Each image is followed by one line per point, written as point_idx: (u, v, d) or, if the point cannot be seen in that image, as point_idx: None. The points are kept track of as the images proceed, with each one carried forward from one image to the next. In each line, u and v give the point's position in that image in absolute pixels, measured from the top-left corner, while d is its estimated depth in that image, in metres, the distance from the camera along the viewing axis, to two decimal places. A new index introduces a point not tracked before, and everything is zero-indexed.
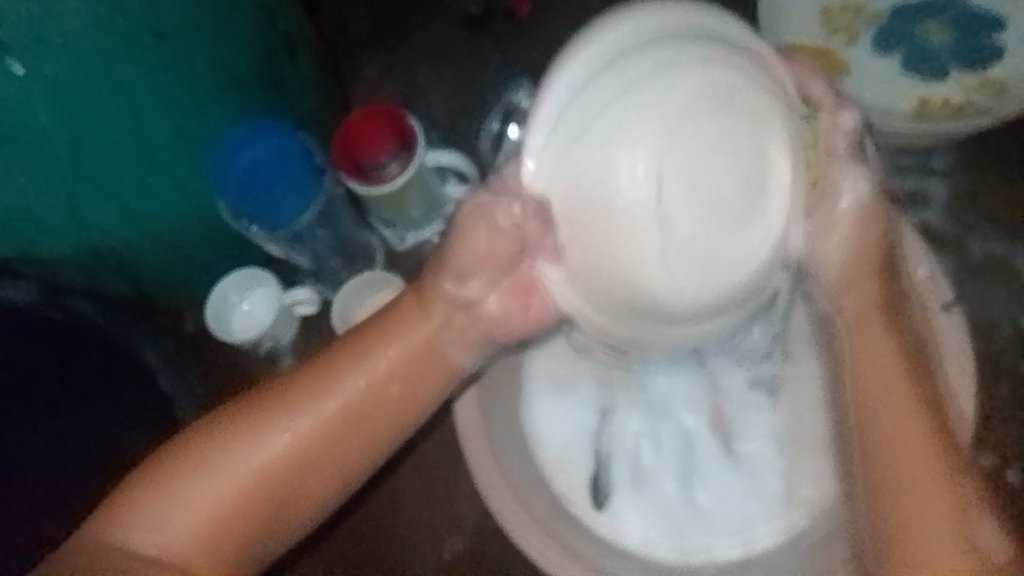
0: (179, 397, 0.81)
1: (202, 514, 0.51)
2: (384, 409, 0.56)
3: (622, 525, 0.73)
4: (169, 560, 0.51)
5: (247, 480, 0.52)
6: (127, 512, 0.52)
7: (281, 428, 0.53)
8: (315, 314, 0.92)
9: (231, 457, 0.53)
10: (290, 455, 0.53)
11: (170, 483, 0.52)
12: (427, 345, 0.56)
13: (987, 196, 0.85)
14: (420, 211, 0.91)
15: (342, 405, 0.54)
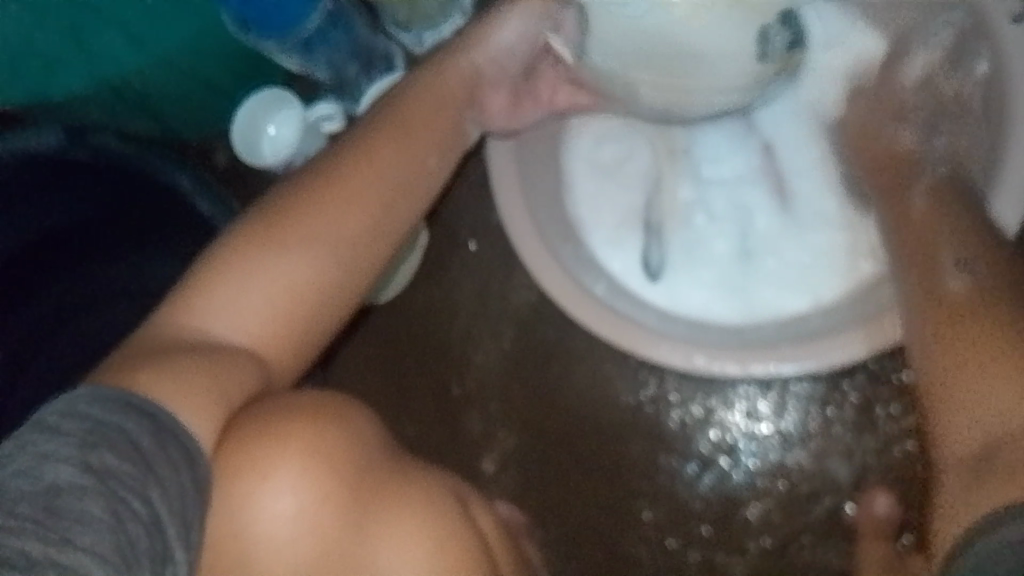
0: (220, 220, 0.74)
1: (279, 293, 0.53)
2: (429, 172, 0.62)
3: (676, 290, 0.75)
4: (253, 341, 0.52)
5: (315, 260, 0.54)
6: (200, 300, 0.52)
7: (351, 191, 0.57)
8: (343, 132, 0.89)
9: (302, 230, 0.55)
10: (355, 221, 0.57)
11: (245, 262, 0.53)
12: (442, 122, 0.64)
13: None
14: (436, 4, 0.84)
15: (391, 175, 0.59)
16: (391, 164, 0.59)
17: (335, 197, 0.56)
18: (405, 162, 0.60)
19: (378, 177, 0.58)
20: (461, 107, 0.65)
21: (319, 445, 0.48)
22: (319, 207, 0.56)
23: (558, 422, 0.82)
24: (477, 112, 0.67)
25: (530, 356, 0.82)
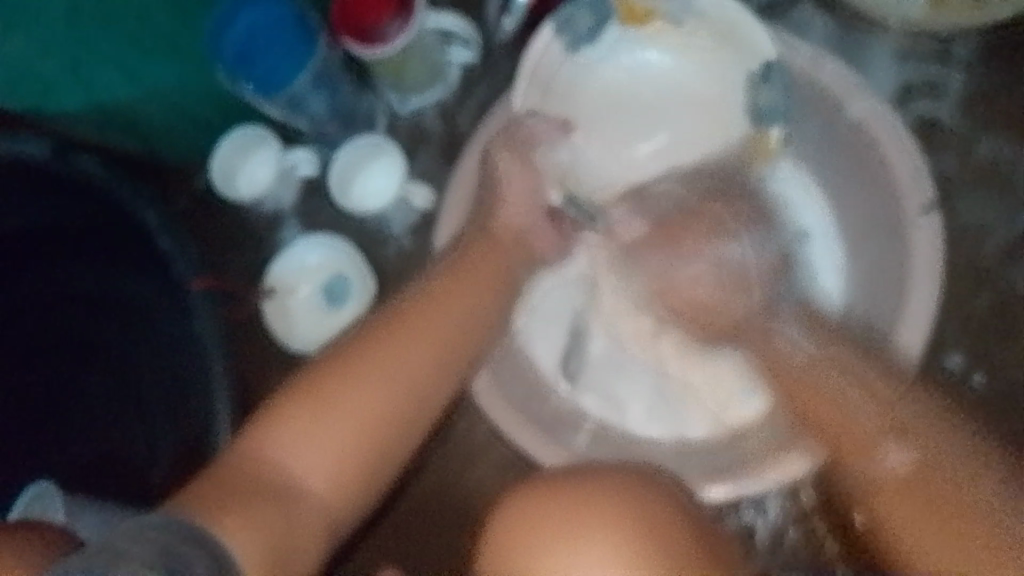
0: (175, 260, 0.78)
1: (337, 442, 0.65)
2: (470, 327, 0.73)
3: (586, 400, 0.78)
4: (323, 482, 0.64)
5: (375, 400, 0.67)
6: (280, 446, 0.64)
7: (415, 325, 0.71)
8: (313, 178, 0.92)
9: (376, 368, 0.68)
10: (401, 374, 0.69)
11: (318, 405, 0.66)
12: (484, 283, 0.75)
13: (1004, 94, 0.78)
14: (423, 77, 0.90)
15: (441, 324, 0.72)
16: (448, 318, 0.72)
17: (402, 336, 0.70)
18: (434, 323, 0.72)
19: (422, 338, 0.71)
20: (510, 254, 0.77)
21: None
22: (396, 341, 0.70)
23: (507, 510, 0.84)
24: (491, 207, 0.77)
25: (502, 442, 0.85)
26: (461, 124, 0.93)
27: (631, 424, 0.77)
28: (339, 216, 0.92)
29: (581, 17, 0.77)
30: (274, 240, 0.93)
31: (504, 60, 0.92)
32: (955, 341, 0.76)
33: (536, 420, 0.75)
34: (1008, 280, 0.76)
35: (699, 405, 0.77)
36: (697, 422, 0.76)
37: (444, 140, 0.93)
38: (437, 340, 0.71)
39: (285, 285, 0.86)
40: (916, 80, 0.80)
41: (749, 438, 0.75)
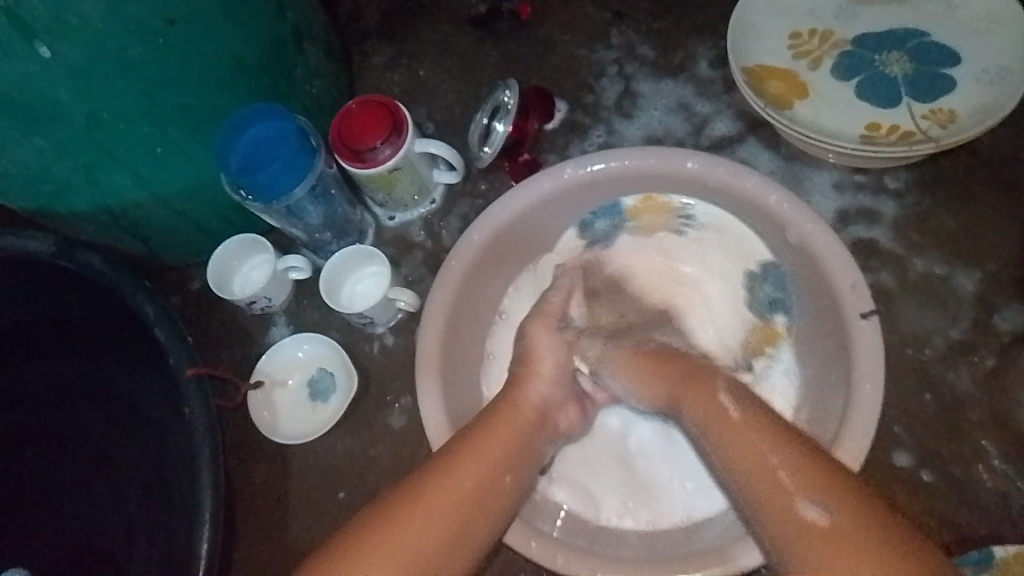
0: (171, 348, 0.82)
1: None
2: (497, 485, 0.66)
3: (557, 492, 0.80)
4: None
5: (399, 564, 0.59)
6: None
7: (441, 477, 0.64)
8: (305, 282, 0.99)
9: (397, 530, 0.60)
10: (423, 536, 0.60)
11: None
12: (508, 437, 0.69)
13: (933, 219, 0.88)
14: (411, 193, 0.98)
15: (465, 482, 0.64)
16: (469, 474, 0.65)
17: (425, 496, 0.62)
18: (449, 497, 0.63)
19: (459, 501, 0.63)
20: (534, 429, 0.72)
21: None
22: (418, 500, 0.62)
23: None
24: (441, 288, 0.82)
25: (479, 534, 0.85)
26: (445, 237, 1.00)
27: (605, 516, 0.79)
28: (327, 318, 0.97)
29: (599, 221, 0.87)
30: (263, 340, 0.97)
31: (485, 180, 1.01)
32: (905, 441, 0.81)
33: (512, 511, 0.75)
34: (949, 383, 0.82)
35: (670, 497, 0.79)
36: (671, 509, 0.78)
37: (429, 250, 1.00)
38: (463, 501, 0.63)
39: (277, 377, 0.93)
40: (852, 205, 0.89)
41: (717, 524, 0.76)
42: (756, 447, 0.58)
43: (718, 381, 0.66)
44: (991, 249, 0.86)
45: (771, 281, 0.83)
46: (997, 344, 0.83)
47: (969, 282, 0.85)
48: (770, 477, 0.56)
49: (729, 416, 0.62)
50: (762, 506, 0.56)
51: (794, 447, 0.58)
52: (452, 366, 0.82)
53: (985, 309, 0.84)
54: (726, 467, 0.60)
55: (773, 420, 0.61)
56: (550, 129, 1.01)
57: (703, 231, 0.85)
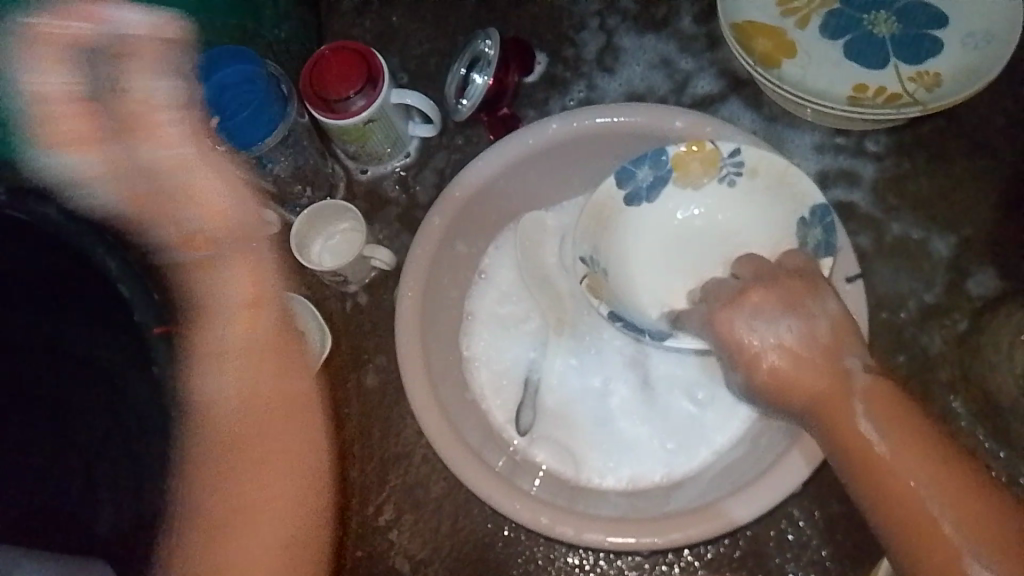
0: (133, 301, 0.82)
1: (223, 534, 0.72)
2: (251, 385, 0.75)
3: (536, 450, 0.80)
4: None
5: (223, 479, 0.73)
6: (237, 540, 0.72)
7: (206, 387, 0.75)
8: (274, 236, 0.95)
9: (198, 448, 0.74)
10: (219, 434, 0.74)
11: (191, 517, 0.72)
12: (249, 337, 0.75)
13: (911, 182, 0.88)
14: (385, 146, 0.95)
15: (229, 392, 0.75)
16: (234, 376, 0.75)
17: (214, 402, 0.74)
18: (218, 407, 0.74)
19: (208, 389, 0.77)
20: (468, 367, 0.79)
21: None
22: (208, 414, 0.75)
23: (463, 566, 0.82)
24: (418, 243, 0.81)
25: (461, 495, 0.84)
26: (420, 192, 0.97)
27: (585, 476, 0.79)
28: (298, 274, 0.94)
29: (642, 173, 0.78)
30: None
31: (461, 134, 0.98)
32: None
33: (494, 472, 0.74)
34: (922, 346, 0.83)
35: (649, 457, 0.79)
36: (651, 469, 0.78)
37: (403, 205, 0.97)
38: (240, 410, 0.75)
39: None
40: (833, 166, 0.89)
41: (694, 484, 0.77)
42: (900, 475, 0.53)
43: (854, 400, 0.56)
44: (968, 213, 0.87)
45: (820, 224, 0.73)
46: (970, 308, 0.84)
47: (945, 246, 0.86)
48: (930, 528, 0.52)
49: (875, 453, 0.54)
50: (920, 557, 0.52)
51: (955, 483, 0.52)
52: (431, 325, 0.80)
53: (959, 273, 0.85)
54: (873, 496, 0.54)
55: (924, 452, 0.53)
56: (529, 83, 0.98)
57: (753, 176, 0.76)
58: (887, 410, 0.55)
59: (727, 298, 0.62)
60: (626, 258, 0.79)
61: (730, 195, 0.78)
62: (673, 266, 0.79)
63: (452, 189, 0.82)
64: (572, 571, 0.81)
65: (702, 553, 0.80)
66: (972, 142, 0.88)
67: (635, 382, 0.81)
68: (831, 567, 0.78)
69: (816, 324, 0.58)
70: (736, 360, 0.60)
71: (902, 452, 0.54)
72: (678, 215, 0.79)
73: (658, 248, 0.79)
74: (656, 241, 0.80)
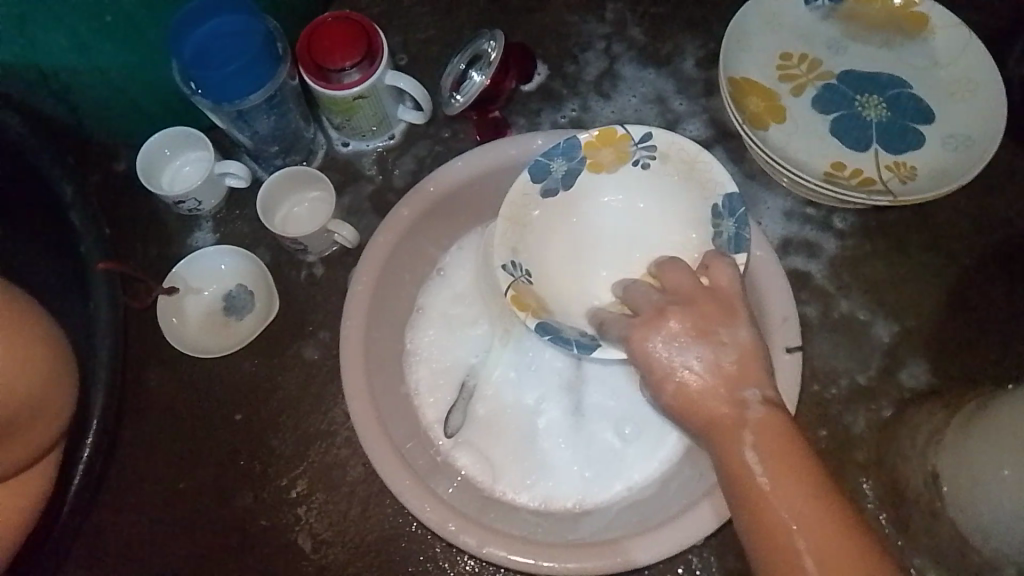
0: (84, 234, 0.80)
1: None
2: None
3: (459, 454, 0.81)
4: None
5: None
6: None
7: None
8: (241, 191, 0.94)
9: None
10: None
11: None
12: None
13: (868, 265, 0.91)
14: (370, 124, 0.94)
15: None
16: None
17: None
18: None
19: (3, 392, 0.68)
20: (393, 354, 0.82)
21: None
22: None
23: (365, 553, 0.82)
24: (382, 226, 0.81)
25: (377, 483, 0.84)
26: (395, 177, 0.97)
27: (501, 488, 0.80)
28: (257, 233, 0.93)
29: (555, 165, 0.76)
30: (185, 242, 0.93)
31: (447, 128, 0.98)
32: None
33: (411, 468, 0.74)
34: (845, 424, 0.86)
35: (566, 480, 0.80)
36: (565, 493, 0.79)
37: (376, 186, 0.97)
38: None
39: (192, 284, 0.89)
40: (798, 235, 0.91)
41: (602, 514, 0.78)
42: (773, 473, 0.55)
43: (745, 430, 0.58)
44: (913, 305, 0.89)
45: (731, 215, 0.73)
46: (898, 396, 0.87)
47: (887, 332, 0.89)
48: (791, 565, 0.53)
49: (759, 485, 0.56)
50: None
51: (827, 522, 0.53)
52: (377, 314, 0.80)
53: (894, 360, 0.88)
54: (751, 525, 0.56)
55: (807, 488, 0.55)
56: (524, 91, 0.98)
57: (666, 161, 0.76)
58: (777, 446, 0.57)
59: (643, 318, 0.63)
60: (545, 251, 0.77)
61: (645, 181, 0.77)
62: (596, 261, 0.77)
63: (427, 184, 0.82)
64: None
65: None
66: (932, 238, 0.91)
67: (567, 404, 0.82)
68: None
69: (723, 354, 0.60)
70: (648, 380, 0.62)
71: (769, 454, 0.56)
72: (597, 206, 0.78)
73: (579, 238, 0.78)
74: (580, 233, 0.78)
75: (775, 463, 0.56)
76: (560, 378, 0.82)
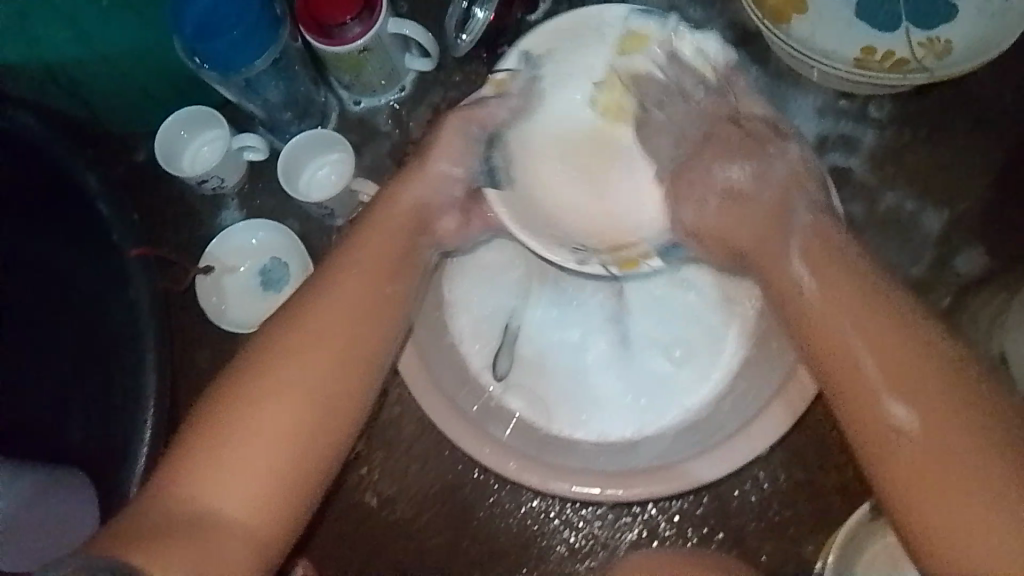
0: (114, 225, 0.84)
1: (259, 484, 0.63)
2: None
3: (510, 398, 0.79)
4: (236, 507, 0.62)
5: (257, 426, 0.65)
6: (223, 436, 0.64)
7: None
8: (261, 164, 0.93)
9: (242, 414, 0.65)
10: None
11: (214, 447, 0.63)
12: None
13: (911, 153, 0.87)
14: (380, 78, 0.92)
15: None
16: None
17: None
18: None
19: (307, 400, 0.68)
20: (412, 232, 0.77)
21: (243, 508, 0.62)
22: None
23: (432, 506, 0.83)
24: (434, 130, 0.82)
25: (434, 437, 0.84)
26: (411, 128, 0.95)
27: (556, 428, 0.79)
28: (283, 202, 0.93)
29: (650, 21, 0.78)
30: (214, 222, 0.93)
31: (458, 71, 0.95)
32: None
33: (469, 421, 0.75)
34: None
35: (620, 412, 0.79)
36: (621, 427, 0.78)
37: (394, 141, 0.95)
38: None
39: (227, 263, 0.90)
40: (833, 131, 0.88)
41: (657, 442, 0.77)
42: (841, 303, 0.58)
43: (788, 237, 0.66)
44: (964, 188, 0.85)
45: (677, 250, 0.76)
46: (956, 285, 0.84)
47: (937, 220, 0.85)
48: (881, 420, 0.53)
49: (857, 360, 0.56)
50: (908, 479, 0.52)
51: (929, 370, 0.53)
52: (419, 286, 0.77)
53: (949, 248, 0.84)
54: (809, 329, 0.61)
55: (853, 286, 0.59)
56: (531, 22, 0.95)
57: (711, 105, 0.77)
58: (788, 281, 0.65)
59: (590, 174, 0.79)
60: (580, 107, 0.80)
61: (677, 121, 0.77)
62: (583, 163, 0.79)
63: (443, 131, 0.81)
64: (536, 517, 0.82)
65: (668, 507, 0.81)
66: (979, 115, 0.86)
67: (615, 334, 0.80)
68: (791, 531, 0.79)
69: (769, 165, 0.71)
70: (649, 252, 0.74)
71: (821, 274, 0.61)
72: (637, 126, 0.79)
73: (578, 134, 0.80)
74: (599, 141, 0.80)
75: (824, 268, 0.61)
76: (606, 308, 0.81)
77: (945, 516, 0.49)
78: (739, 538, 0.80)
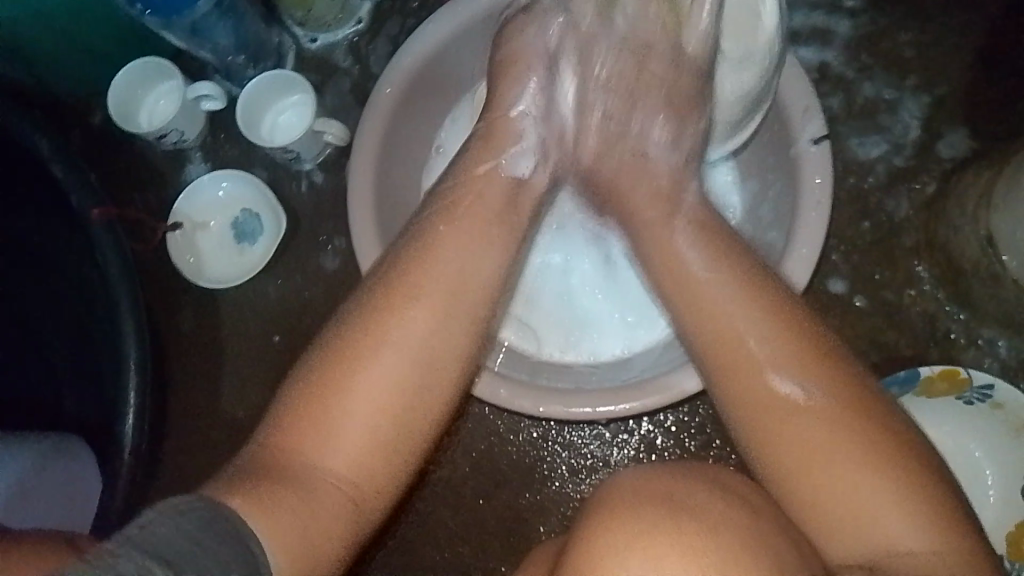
0: (71, 186, 0.77)
1: (377, 440, 0.50)
2: None
3: (498, 322, 0.79)
4: (356, 475, 0.49)
5: (373, 380, 0.51)
6: (348, 367, 0.51)
7: None
8: (221, 115, 0.90)
9: (362, 344, 0.52)
10: None
11: (328, 394, 0.50)
12: None
13: (888, 41, 0.84)
14: (332, 11, 0.90)
15: None
16: None
17: None
18: None
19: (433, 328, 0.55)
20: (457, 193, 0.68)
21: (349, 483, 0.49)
22: None
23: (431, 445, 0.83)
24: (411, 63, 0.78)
25: None
26: (372, 63, 0.92)
27: (545, 353, 0.78)
28: (249, 152, 0.90)
29: None
30: (180, 178, 0.90)
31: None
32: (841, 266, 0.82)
33: None
34: (889, 211, 0.82)
35: (608, 330, 0.79)
36: (608, 344, 0.78)
37: (354, 77, 0.92)
38: None
39: (197, 218, 0.87)
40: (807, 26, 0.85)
41: (641, 357, 0.76)
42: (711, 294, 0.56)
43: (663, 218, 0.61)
44: (943, 72, 0.83)
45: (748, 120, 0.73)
46: (940, 170, 0.82)
47: (918, 107, 0.83)
48: (770, 398, 0.52)
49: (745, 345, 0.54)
50: (796, 465, 0.50)
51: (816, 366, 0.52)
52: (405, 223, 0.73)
53: (932, 134, 0.83)
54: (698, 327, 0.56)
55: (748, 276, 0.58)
56: None
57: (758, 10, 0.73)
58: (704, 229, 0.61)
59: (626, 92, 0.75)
60: None
61: None
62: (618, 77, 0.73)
63: (402, 58, 0.77)
64: (534, 443, 0.83)
65: (663, 421, 0.81)
66: None
67: (600, 255, 0.79)
68: None
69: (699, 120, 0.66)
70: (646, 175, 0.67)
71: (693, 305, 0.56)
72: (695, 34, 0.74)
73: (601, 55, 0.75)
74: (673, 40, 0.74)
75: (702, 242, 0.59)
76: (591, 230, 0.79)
77: (884, 509, 0.47)
78: (737, 441, 0.80)
